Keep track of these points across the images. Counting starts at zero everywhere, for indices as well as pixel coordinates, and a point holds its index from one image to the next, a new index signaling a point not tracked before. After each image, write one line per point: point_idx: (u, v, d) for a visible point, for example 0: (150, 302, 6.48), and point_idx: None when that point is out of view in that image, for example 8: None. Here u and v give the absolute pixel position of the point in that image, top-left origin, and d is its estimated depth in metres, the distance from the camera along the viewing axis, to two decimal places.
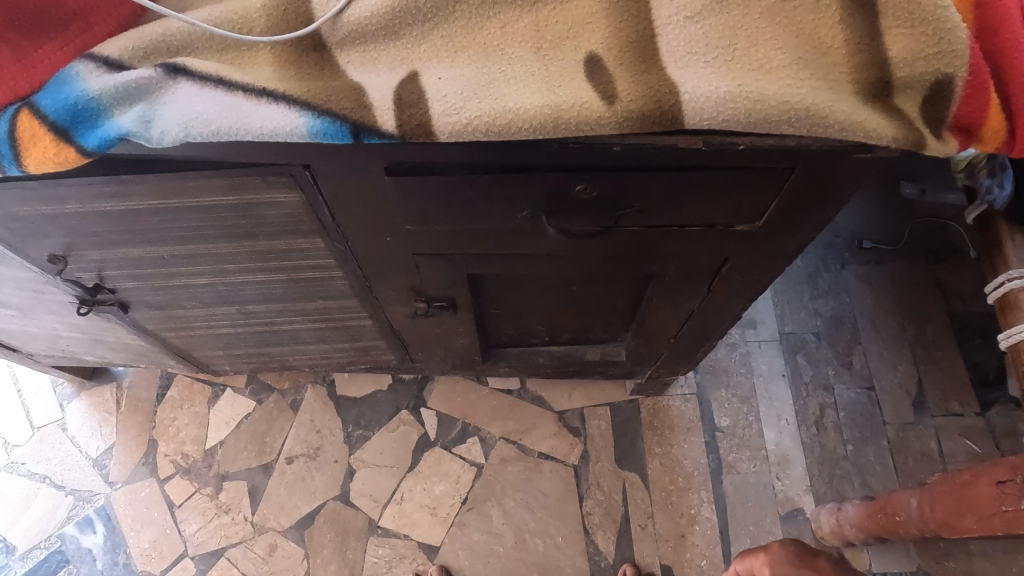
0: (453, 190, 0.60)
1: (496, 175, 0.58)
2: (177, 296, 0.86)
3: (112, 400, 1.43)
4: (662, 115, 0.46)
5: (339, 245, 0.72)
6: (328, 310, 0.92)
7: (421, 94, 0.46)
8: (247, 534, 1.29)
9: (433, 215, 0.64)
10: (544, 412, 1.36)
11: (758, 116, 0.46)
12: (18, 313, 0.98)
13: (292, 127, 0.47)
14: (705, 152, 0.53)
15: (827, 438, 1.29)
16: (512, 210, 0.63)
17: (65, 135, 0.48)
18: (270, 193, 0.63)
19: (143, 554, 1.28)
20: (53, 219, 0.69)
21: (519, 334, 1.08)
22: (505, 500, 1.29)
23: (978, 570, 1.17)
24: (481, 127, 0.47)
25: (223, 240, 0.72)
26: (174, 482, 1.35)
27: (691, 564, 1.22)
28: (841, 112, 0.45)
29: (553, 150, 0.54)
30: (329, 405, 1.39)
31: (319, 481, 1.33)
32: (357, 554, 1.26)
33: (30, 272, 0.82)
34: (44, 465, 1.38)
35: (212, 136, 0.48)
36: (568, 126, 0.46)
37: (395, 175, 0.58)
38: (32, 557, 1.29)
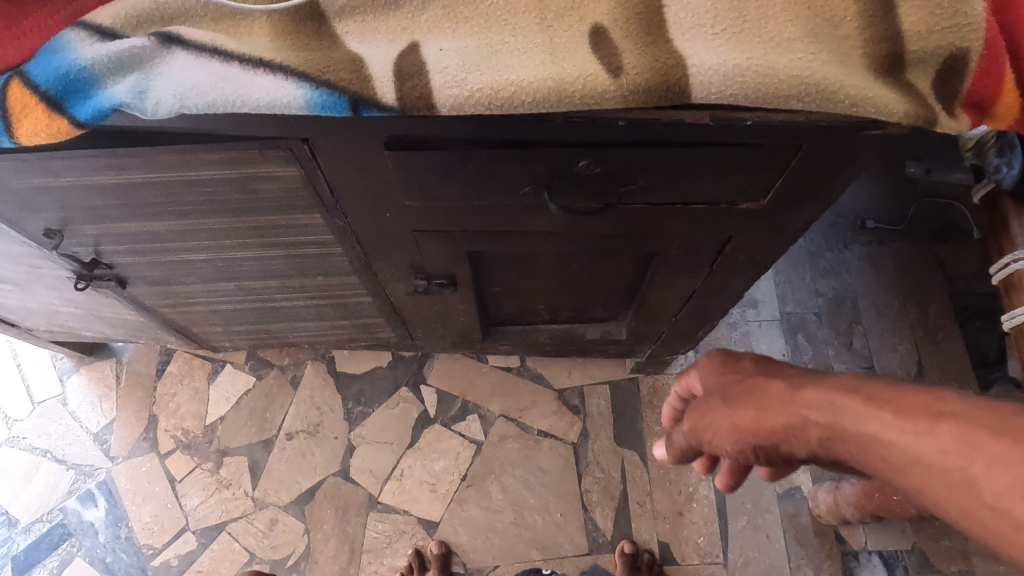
0: (454, 165, 0.59)
1: (499, 151, 0.57)
2: (175, 272, 0.85)
3: (112, 375, 1.43)
4: (669, 89, 0.45)
5: (338, 220, 0.72)
6: (327, 287, 0.91)
7: (421, 66, 0.45)
8: (247, 509, 1.30)
9: (433, 191, 0.63)
10: (544, 389, 1.36)
11: (766, 90, 0.45)
12: (16, 288, 0.97)
13: (290, 99, 0.46)
14: (711, 127, 0.52)
15: None
16: (513, 186, 0.62)
17: (58, 107, 0.47)
18: (268, 167, 0.62)
19: (144, 528, 1.29)
20: (48, 192, 0.68)
21: (520, 312, 1.07)
22: (504, 476, 1.29)
23: (973, 549, 1.18)
24: (483, 101, 0.46)
25: (221, 215, 0.71)
26: (175, 457, 1.35)
27: (689, 541, 1.23)
28: (852, 87, 0.44)
29: (557, 124, 0.53)
30: (329, 381, 1.39)
31: (319, 457, 1.33)
32: (357, 529, 1.28)
33: (26, 246, 0.81)
34: (44, 439, 1.38)
35: (207, 107, 0.47)
36: (571, 100, 0.46)
37: (395, 150, 0.57)
38: (34, 531, 1.30)
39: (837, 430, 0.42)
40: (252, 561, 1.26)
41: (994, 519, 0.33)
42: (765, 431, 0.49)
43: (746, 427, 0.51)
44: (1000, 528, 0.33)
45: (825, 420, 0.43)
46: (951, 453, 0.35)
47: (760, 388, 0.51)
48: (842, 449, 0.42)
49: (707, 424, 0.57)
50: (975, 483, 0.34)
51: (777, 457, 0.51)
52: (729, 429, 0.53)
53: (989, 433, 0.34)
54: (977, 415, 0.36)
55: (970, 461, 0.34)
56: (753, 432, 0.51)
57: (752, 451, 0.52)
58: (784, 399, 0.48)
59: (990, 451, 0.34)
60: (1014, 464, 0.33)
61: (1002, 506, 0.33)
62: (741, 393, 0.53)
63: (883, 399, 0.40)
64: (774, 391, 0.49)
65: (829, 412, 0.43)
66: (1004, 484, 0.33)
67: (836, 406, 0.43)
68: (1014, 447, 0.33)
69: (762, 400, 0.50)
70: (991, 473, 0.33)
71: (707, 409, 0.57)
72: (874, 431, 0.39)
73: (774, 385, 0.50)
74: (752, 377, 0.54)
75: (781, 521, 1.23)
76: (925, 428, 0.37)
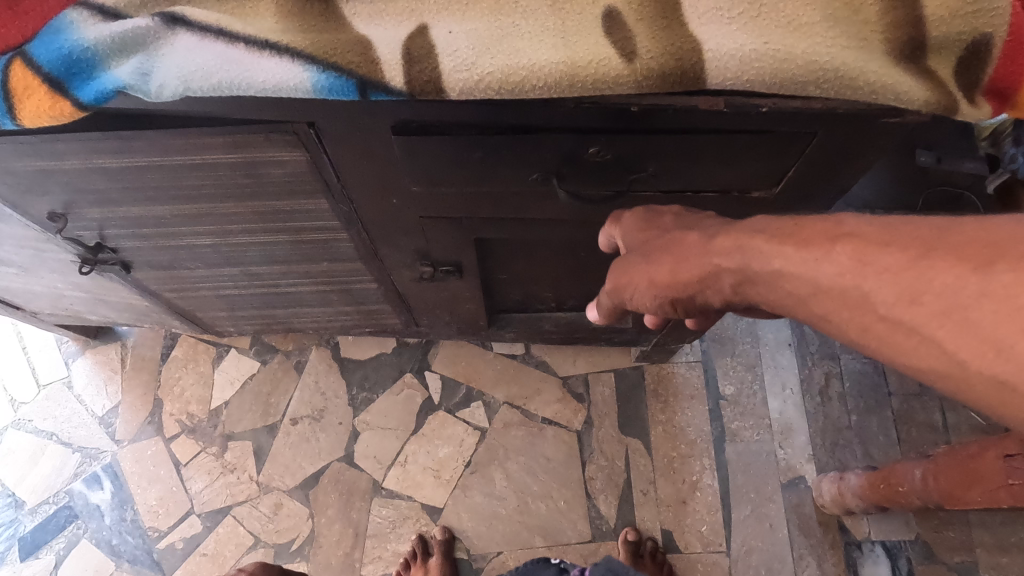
0: (461, 150, 0.58)
1: (509, 136, 0.55)
2: (180, 256, 0.85)
3: (117, 358, 1.44)
4: (684, 74, 0.44)
5: (344, 206, 0.71)
6: (332, 273, 0.91)
7: (431, 49, 0.44)
8: (252, 493, 1.30)
9: (440, 176, 0.62)
10: (549, 377, 1.35)
11: (783, 76, 0.44)
12: (21, 271, 0.97)
13: (297, 81, 0.45)
14: (726, 114, 0.51)
15: (831, 408, 1.29)
16: (522, 172, 0.61)
17: (61, 88, 0.46)
18: (273, 151, 0.61)
19: (149, 511, 1.30)
20: (51, 175, 0.67)
21: (525, 299, 1.06)
22: (508, 463, 1.30)
23: (976, 540, 1.18)
24: (494, 85, 0.45)
25: (225, 200, 0.71)
26: (180, 441, 1.35)
27: (692, 529, 1.23)
28: (872, 73, 0.43)
29: (568, 109, 0.52)
30: (333, 367, 1.39)
31: (324, 443, 1.33)
32: (361, 514, 1.28)
33: (30, 229, 0.80)
34: (50, 422, 1.39)
35: (213, 89, 0.46)
36: (584, 84, 0.45)
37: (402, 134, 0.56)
38: (41, 512, 1.31)
39: (749, 273, 0.42)
40: (257, 545, 1.27)
41: (888, 329, 0.36)
42: (684, 285, 0.48)
43: (665, 283, 0.49)
44: (895, 338, 0.35)
45: (738, 264, 0.43)
46: (849, 274, 0.37)
47: (676, 240, 0.49)
48: (755, 292, 0.43)
49: (623, 281, 0.54)
50: (870, 298, 0.36)
51: (694, 309, 0.50)
52: (647, 287, 0.51)
53: (881, 249, 0.36)
54: (871, 232, 0.37)
55: (865, 278, 0.36)
56: (670, 286, 0.49)
57: (670, 307, 0.51)
58: (701, 249, 0.46)
59: (881, 263, 0.36)
60: (901, 273, 0.35)
61: (894, 315, 0.35)
62: (658, 247, 0.50)
63: (787, 234, 0.41)
64: (691, 242, 0.47)
65: (740, 256, 0.43)
66: (896, 294, 0.35)
67: (748, 249, 0.42)
68: (902, 254, 0.36)
69: (679, 252, 0.48)
70: (882, 286, 0.36)
71: (625, 266, 0.53)
72: (782, 267, 0.40)
73: (690, 237, 0.48)
74: (668, 231, 0.51)
75: (784, 511, 1.23)
76: (823, 254, 0.38)
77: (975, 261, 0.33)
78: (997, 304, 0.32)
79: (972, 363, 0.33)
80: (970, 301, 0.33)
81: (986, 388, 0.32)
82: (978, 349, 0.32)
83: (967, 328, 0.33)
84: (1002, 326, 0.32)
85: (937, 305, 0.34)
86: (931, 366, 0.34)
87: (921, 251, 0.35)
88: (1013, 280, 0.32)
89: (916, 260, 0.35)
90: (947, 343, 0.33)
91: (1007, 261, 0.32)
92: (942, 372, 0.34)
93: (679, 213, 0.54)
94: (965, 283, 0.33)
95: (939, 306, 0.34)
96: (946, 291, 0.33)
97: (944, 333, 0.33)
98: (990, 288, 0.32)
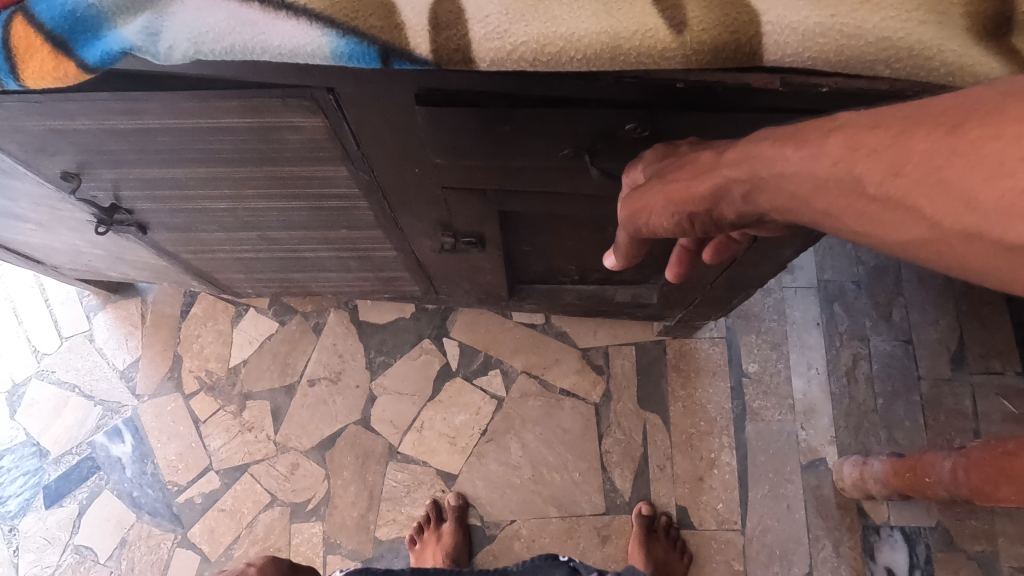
0: (489, 121, 0.54)
1: (540, 109, 0.52)
2: (197, 219, 0.83)
3: (137, 314, 1.44)
4: (738, 49, 0.40)
5: (364, 174, 0.68)
6: (351, 240, 0.89)
7: (460, 14, 0.40)
8: (269, 452, 1.31)
9: (464, 149, 0.59)
10: (568, 348, 1.33)
11: (849, 54, 0.40)
12: (37, 227, 0.96)
13: (314, 47, 0.42)
14: (781, 93, 0.47)
15: (857, 390, 1.25)
16: (552, 147, 0.57)
17: (64, 48, 0.43)
18: (292, 117, 0.58)
19: (169, 465, 1.32)
20: (61, 135, 0.65)
21: (549, 271, 1.03)
22: (524, 433, 1.29)
23: (999, 531, 1.15)
24: (528, 56, 0.41)
25: (241, 164, 0.68)
26: (199, 398, 1.36)
27: (707, 506, 1.22)
28: (949, 54, 0.39)
29: (606, 83, 0.47)
30: (351, 330, 1.38)
31: (340, 405, 1.33)
32: (377, 478, 1.29)
33: (44, 188, 0.78)
34: (72, 374, 1.41)
35: (224, 53, 0.43)
36: (626, 56, 0.41)
37: (428, 105, 0.53)
38: (64, 462, 1.34)
39: (761, 181, 0.37)
40: (274, 502, 1.28)
41: (878, 208, 0.32)
42: (698, 201, 0.41)
43: (679, 199, 0.42)
44: (884, 216, 0.32)
45: (747, 173, 0.38)
46: (841, 162, 0.33)
47: (690, 158, 0.43)
48: (769, 203, 0.38)
49: (632, 209, 0.47)
50: (860, 181, 0.32)
51: (713, 227, 0.43)
52: (660, 207, 0.44)
53: (868, 130, 0.32)
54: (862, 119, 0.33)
55: (855, 162, 0.32)
56: (685, 201, 0.42)
57: (686, 225, 0.43)
58: (715, 161, 0.40)
59: (869, 145, 0.32)
60: (886, 149, 0.31)
61: (883, 192, 0.32)
62: (674, 165, 0.44)
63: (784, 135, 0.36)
64: (706, 156, 0.41)
65: (748, 164, 0.38)
66: (882, 170, 0.31)
67: (754, 155, 0.37)
68: (886, 132, 0.32)
69: (694, 167, 0.42)
70: (872, 166, 0.32)
71: (636, 192, 0.46)
72: (780, 171, 0.36)
73: (705, 152, 0.42)
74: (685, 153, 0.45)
75: (803, 492, 1.21)
76: (816, 148, 0.34)
77: (948, 122, 0.30)
78: (964, 158, 0.29)
79: (949, 224, 0.30)
80: (944, 160, 0.29)
81: (966, 247, 0.30)
82: (950, 208, 0.30)
83: (943, 191, 0.30)
84: (975, 178, 0.29)
85: (918, 173, 0.30)
86: (916, 238, 0.31)
87: (902, 127, 0.31)
88: (981, 133, 0.29)
89: (898, 136, 0.31)
90: (925, 210, 0.30)
91: (977, 119, 0.29)
92: (927, 242, 0.31)
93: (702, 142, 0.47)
94: (939, 145, 0.30)
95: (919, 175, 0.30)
96: (927, 157, 0.30)
97: (924, 201, 0.30)
98: (960, 146, 0.29)
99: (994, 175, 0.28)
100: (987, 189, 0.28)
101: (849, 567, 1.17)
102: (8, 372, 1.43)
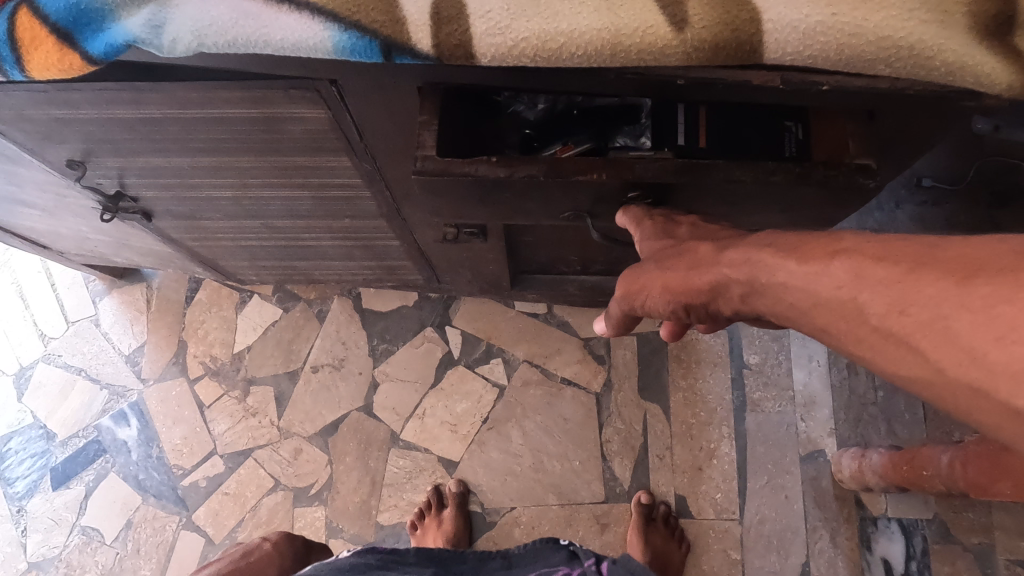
0: (484, 188, 0.56)
1: (540, 179, 0.54)
2: (202, 208, 0.83)
3: (143, 299, 1.45)
4: (739, 47, 0.40)
5: (367, 164, 0.68)
6: (355, 230, 0.89)
7: (461, 9, 0.40)
8: (273, 437, 1.33)
9: (464, 205, 0.61)
10: (570, 337, 1.34)
11: (851, 54, 0.40)
12: (44, 214, 0.97)
13: (317, 41, 0.42)
14: (784, 90, 0.47)
15: (858, 383, 1.24)
16: (555, 206, 0.60)
17: (69, 39, 0.43)
18: (294, 108, 0.58)
19: (174, 449, 1.34)
20: (68, 124, 0.65)
21: (552, 262, 1.03)
22: (525, 422, 1.30)
23: (997, 524, 1.15)
24: (529, 51, 0.41)
25: (245, 154, 0.68)
26: (204, 382, 1.38)
27: (705, 496, 1.23)
28: (950, 53, 0.39)
29: (608, 79, 0.48)
30: (354, 317, 1.39)
31: (343, 391, 1.35)
32: (379, 464, 1.30)
33: (49, 175, 0.79)
34: (78, 358, 1.42)
35: (228, 45, 0.43)
36: (627, 54, 0.41)
37: (424, 175, 0.54)
38: (71, 445, 1.36)
39: (755, 285, 0.46)
40: (277, 487, 1.30)
41: (879, 339, 0.39)
42: (695, 291, 0.51)
43: (678, 289, 0.52)
44: (886, 347, 0.38)
45: (745, 278, 0.47)
46: (846, 287, 0.40)
47: (690, 250, 0.52)
48: (760, 303, 0.47)
49: (636, 289, 0.55)
50: (864, 309, 0.39)
51: (704, 314, 0.53)
52: (659, 291, 0.53)
53: (876, 262, 0.40)
54: (867, 249, 0.41)
55: (861, 290, 0.40)
56: (683, 292, 0.51)
57: (683, 310, 0.53)
58: (713, 260, 0.50)
59: (876, 278, 0.39)
60: (894, 286, 0.38)
61: (886, 326, 0.38)
62: (674, 254, 0.53)
63: (793, 248, 0.45)
64: (704, 252, 0.51)
65: (747, 268, 0.47)
66: (887, 305, 0.38)
67: (754, 262, 0.46)
68: (895, 269, 0.39)
69: (693, 260, 0.51)
70: (876, 298, 0.39)
71: (638, 273, 0.55)
72: (784, 280, 0.44)
73: (703, 247, 0.52)
74: (684, 242, 0.54)
75: (801, 482, 1.22)
76: (820, 268, 0.42)
77: (961, 275, 0.36)
78: (975, 314, 0.34)
79: (952, 372, 0.35)
80: (951, 312, 0.35)
81: (967, 400, 0.35)
82: (956, 359, 0.35)
83: (947, 338, 0.35)
84: (978, 333, 0.34)
85: (924, 316, 0.37)
86: (917, 375, 0.37)
87: (913, 266, 0.38)
88: (993, 292, 0.34)
89: (906, 274, 0.38)
90: (931, 354, 0.36)
91: (988, 274, 0.35)
92: (928, 382, 0.37)
93: (699, 227, 0.56)
94: (948, 294, 0.36)
95: (925, 316, 0.36)
96: (930, 304, 0.36)
97: (927, 342, 0.36)
98: (969, 300, 0.35)
99: (1002, 337, 0.33)
100: (994, 349, 0.33)
101: (846, 558, 1.18)
102: (17, 356, 1.45)
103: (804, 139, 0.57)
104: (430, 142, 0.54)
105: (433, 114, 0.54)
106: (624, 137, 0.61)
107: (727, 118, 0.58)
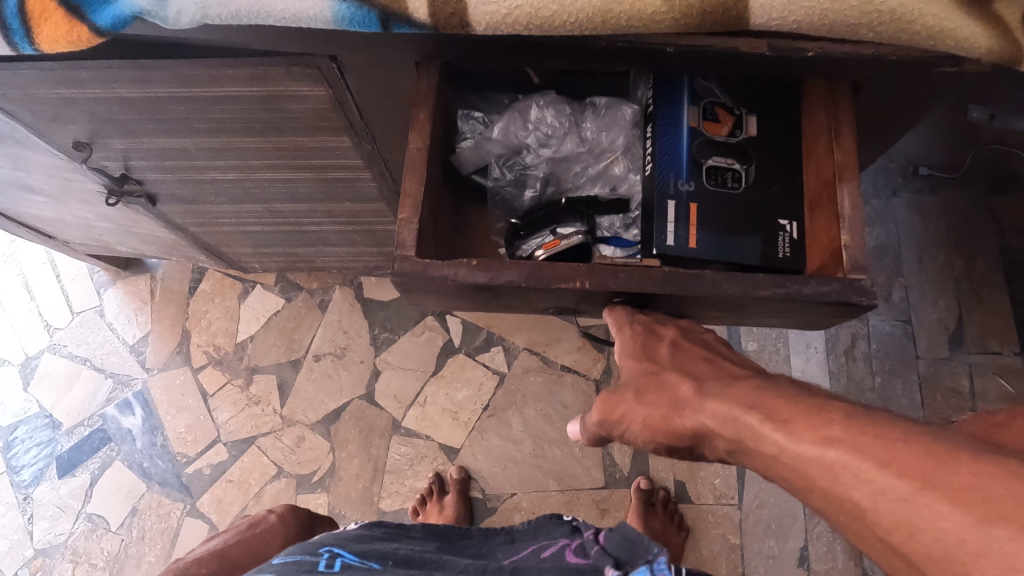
0: (465, 290, 0.53)
1: (522, 285, 0.51)
2: (204, 191, 0.85)
3: (146, 289, 1.47)
4: (726, 12, 0.41)
5: (367, 144, 0.70)
6: (357, 214, 0.91)
7: None
8: (275, 425, 1.34)
9: (451, 300, 0.58)
10: (570, 327, 1.35)
11: (835, 17, 0.41)
12: (50, 201, 0.98)
13: (316, 11, 0.43)
14: (772, 61, 0.49)
15: (855, 368, 1.17)
16: (539, 304, 0.57)
17: (77, 11, 0.44)
18: (295, 85, 0.59)
19: (178, 437, 1.35)
20: (74, 103, 0.66)
21: None
22: (525, 409, 1.31)
23: None
24: (523, 19, 0.42)
25: (247, 134, 0.70)
26: (206, 371, 1.39)
27: (705, 481, 1.25)
28: (932, 17, 0.40)
29: (600, 49, 0.49)
30: (356, 307, 1.40)
31: (345, 380, 1.36)
32: (380, 450, 1.31)
33: (57, 158, 0.81)
34: (83, 348, 1.44)
35: (232, 17, 0.45)
36: (618, 21, 0.42)
37: (403, 276, 0.51)
38: (76, 434, 1.38)
39: (742, 447, 0.44)
40: (280, 474, 1.31)
41: (891, 552, 0.35)
42: (679, 435, 0.49)
43: (659, 429, 0.50)
44: (902, 565, 0.35)
45: (732, 436, 0.45)
46: (844, 483, 0.37)
47: (672, 384, 0.50)
48: (749, 462, 0.45)
49: (612, 419, 0.53)
50: (867, 516, 0.36)
51: (680, 452, 0.52)
52: (640, 425, 0.51)
53: (880, 466, 0.36)
54: (861, 439, 0.37)
55: (861, 494, 0.36)
56: (664, 431, 0.49)
57: (660, 446, 0.52)
58: (697, 404, 0.48)
59: (878, 484, 0.35)
60: (898, 501, 0.34)
61: (894, 541, 0.34)
62: (656, 386, 0.51)
63: (782, 420, 0.41)
64: (688, 391, 0.49)
65: (733, 429, 0.44)
66: (895, 523, 0.34)
67: (739, 423, 0.44)
68: (900, 481, 0.34)
69: (676, 398, 0.49)
70: (878, 508, 0.35)
71: (616, 399, 0.53)
72: (776, 452, 0.41)
73: (687, 384, 0.50)
74: (664, 368, 0.52)
75: None
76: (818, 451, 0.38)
77: (978, 512, 0.31)
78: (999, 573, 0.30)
79: None
80: (966, 556, 0.31)
81: None
82: None
83: None
84: None
85: (936, 550, 0.32)
86: None
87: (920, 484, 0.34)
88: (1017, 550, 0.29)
89: (914, 492, 0.34)
90: None
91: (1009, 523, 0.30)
92: None
93: (682, 347, 0.54)
94: (964, 532, 0.31)
95: (937, 550, 0.32)
96: (941, 539, 0.32)
97: None
98: (990, 551, 0.30)
99: None
100: None
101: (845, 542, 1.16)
102: (22, 346, 1.46)
103: (797, 240, 0.60)
104: (409, 242, 0.52)
105: (414, 212, 0.52)
106: (612, 221, 0.68)
107: (721, 208, 0.60)
